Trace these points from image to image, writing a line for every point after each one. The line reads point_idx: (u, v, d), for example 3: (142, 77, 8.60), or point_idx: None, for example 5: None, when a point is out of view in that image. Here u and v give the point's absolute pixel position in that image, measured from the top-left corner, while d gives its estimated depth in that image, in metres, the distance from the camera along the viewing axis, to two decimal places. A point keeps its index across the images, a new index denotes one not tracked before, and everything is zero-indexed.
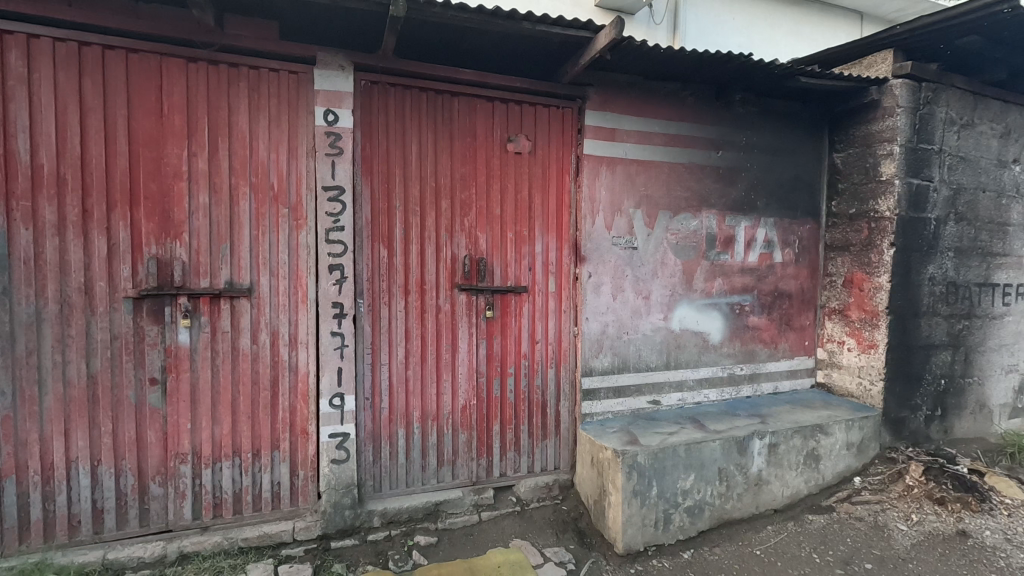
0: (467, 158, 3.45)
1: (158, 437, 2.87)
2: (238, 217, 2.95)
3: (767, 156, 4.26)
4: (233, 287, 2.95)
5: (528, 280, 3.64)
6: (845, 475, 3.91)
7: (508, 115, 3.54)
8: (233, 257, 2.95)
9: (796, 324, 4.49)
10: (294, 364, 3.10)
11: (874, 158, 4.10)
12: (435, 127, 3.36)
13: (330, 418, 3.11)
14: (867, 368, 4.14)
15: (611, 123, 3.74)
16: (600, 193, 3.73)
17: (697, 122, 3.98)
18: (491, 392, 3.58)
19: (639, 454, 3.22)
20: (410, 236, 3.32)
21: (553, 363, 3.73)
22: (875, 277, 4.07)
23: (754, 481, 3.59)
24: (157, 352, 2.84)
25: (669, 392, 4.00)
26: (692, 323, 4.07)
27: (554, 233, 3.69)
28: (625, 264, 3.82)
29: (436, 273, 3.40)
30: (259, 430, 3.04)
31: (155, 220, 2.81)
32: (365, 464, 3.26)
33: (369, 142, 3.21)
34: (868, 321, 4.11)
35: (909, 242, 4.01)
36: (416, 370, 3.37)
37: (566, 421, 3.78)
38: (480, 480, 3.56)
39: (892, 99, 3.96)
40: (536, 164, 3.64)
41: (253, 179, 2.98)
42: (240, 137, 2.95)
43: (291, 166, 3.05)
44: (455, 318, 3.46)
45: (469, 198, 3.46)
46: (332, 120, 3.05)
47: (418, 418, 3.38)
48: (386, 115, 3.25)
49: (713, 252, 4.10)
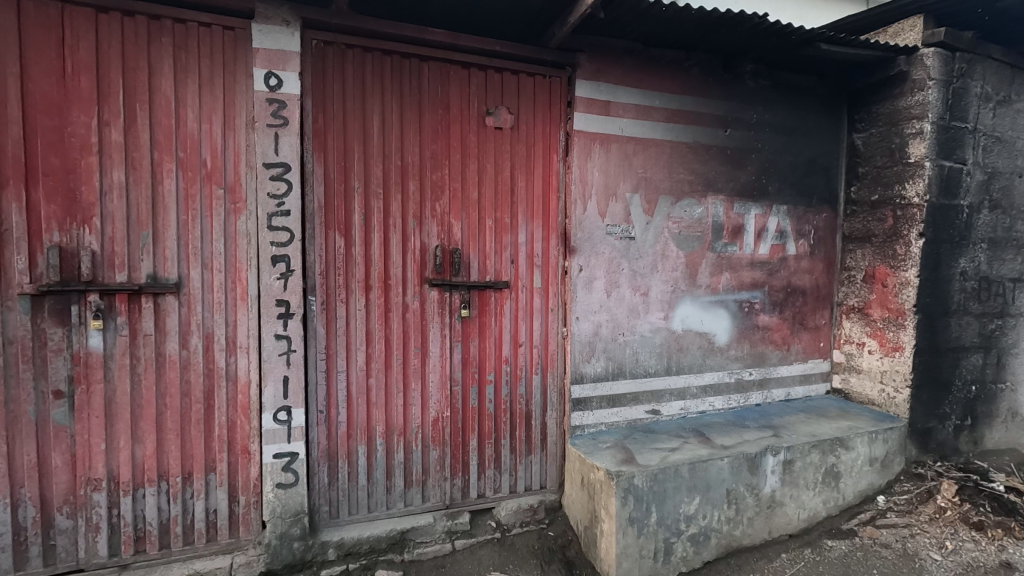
0: (438, 133, 2.99)
1: (65, 460, 2.41)
2: (162, 200, 2.49)
3: (779, 137, 3.80)
4: (157, 283, 2.49)
5: (510, 274, 3.18)
6: (867, 494, 3.48)
7: (487, 84, 3.08)
8: (155, 245, 2.49)
9: (810, 324, 4.04)
10: (232, 372, 2.64)
11: (900, 138, 3.65)
12: (400, 97, 2.90)
13: (274, 435, 2.67)
14: (890, 373, 3.72)
15: (605, 95, 3.28)
16: (592, 175, 3.27)
17: (702, 96, 3.52)
18: (468, 402, 3.13)
19: (636, 477, 2.78)
20: (371, 223, 2.86)
21: (539, 368, 3.28)
22: (900, 272, 3.64)
23: (766, 504, 3.15)
24: (62, 360, 2.38)
25: (670, 401, 3.56)
26: (696, 323, 3.62)
27: (540, 220, 3.24)
28: (620, 255, 3.37)
29: (403, 266, 2.95)
30: (191, 450, 2.59)
31: (58, 202, 2.35)
32: (318, 486, 2.81)
33: (322, 113, 2.75)
34: (892, 321, 3.69)
35: (939, 232, 3.58)
36: (379, 378, 2.91)
37: (553, 434, 3.33)
38: (455, 503, 3.11)
39: (923, 71, 3.51)
40: (519, 141, 3.18)
41: (181, 155, 2.52)
42: (164, 104, 2.48)
43: (226, 139, 2.58)
44: (426, 318, 3.01)
45: (440, 178, 3.00)
46: (274, 85, 2.58)
47: (382, 433, 2.93)
48: (342, 81, 2.78)
49: (720, 243, 3.65)
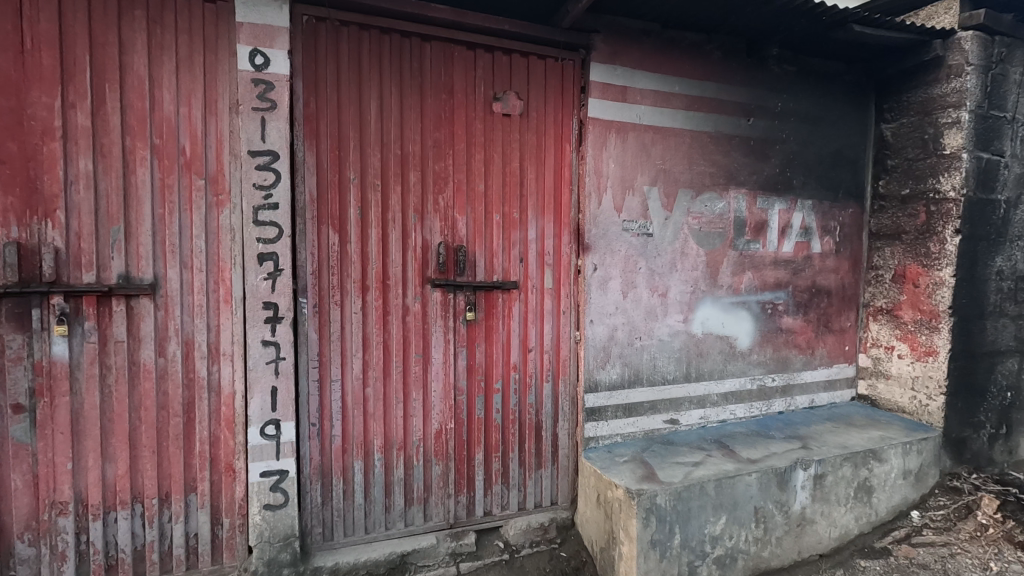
0: (441, 120, 2.74)
1: (26, 482, 2.16)
2: (135, 191, 2.24)
3: (805, 127, 3.56)
4: (130, 284, 2.23)
5: (519, 274, 2.93)
6: (900, 510, 3.25)
7: (494, 67, 2.84)
8: (128, 242, 2.24)
9: (835, 326, 3.80)
10: (215, 383, 2.39)
11: (934, 127, 3.42)
12: (399, 80, 2.65)
13: (262, 452, 2.41)
14: (922, 379, 3.49)
15: (621, 80, 3.03)
16: (607, 166, 3.03)
17: (724, 82, 3.28)
18: (473, 413, 2.88)
19: (658, 495, 2.55)
20: (368, 218, 2.61)
21: (550, 375, 3.04)
22: (934, 271, 3.41)
23: (796, 522, 2.92)
24: (22, 370, 2.13)
25: (689, 410, 3.32)
26: (717, 326, 3.39)
27: (551, 215, 2.99)
28: (637, 253, 3.13)
29: (403, 264, 2.70)
30: (168, 468, 2.34)
31: (15, 193, 2.09)
32: (310, 507, 2.57)
33: (315, 97, 2.50)
34: (925, 324, 3.46)
35: (975, 228, 3.35)
36: (376, 388, 2.67)
37: (565, 447, 3.09)
38: (459, 523, 2.87)
39: (960, 56, 3.27)
40: (528, 129, 2.93)
41: (156, 141, 2.26)
42: (137, 84, 2.22)
43: (207, 124, 2.33)
44: (427, 321, 2.76)
45: (444, 169, 2.76)
46: (260, 64, 2.32)
47: (380, 447, 2.69)
48: (337, 62, 2.53)
49: (742, 240, 3.41)
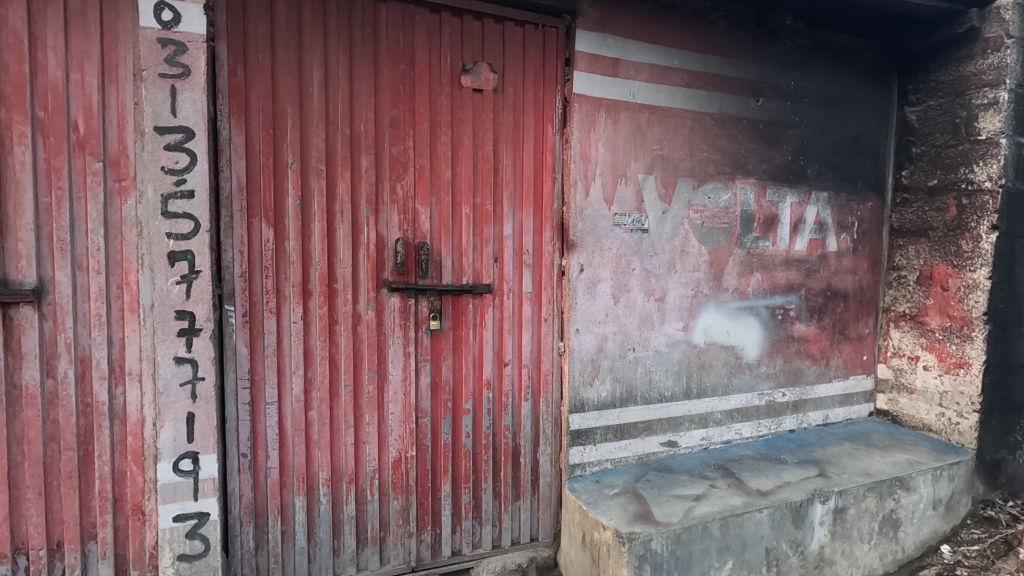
0: (399, 95, 2.33)
1: None
2: (13, 176, 1.82)
3: (820, 109, 3.16)
4: (6, 290, 1.82)
5: (493, 277, 2.53)
6: (929, 544, 2.87)
7: (464, 34, 2.42)
8: (4, 238, 1.82)
9: (852, 334, 3.40)
10: (119, 408, 1.98)
11: (967, 110, 3.01)
12: (349, 47, 2.23)
13: (174, 492, 1.98)
14: (951, 394, 3.10)
15: (613, 52, 2.62)
16: (596, 152, 2.62)
17: (730, 56, 2.87)
18: (438, 438, 2.48)
19: (654, 539, 2.15)
20: (310, 210, 2.20)
21: (529, 393, 2.63)
22: (966, 272, 3.01)
23: (813, 563, 2.53)
24: None
25: (690, 430, 2.92)
26: (721, 335, 2.98)
27: (530, 208, 2.58)
28: (631, 251, 2.73)
29: (353, 265, 2.28)
30: (61, 512, 1.93)
31: None
32: (240, 552, 2.16)
33: (244, 65, 2.08)
34: (954, 332, 3.07)
35: (1014, 224, 2.94)
36: (322, 411, 2.26)
37: (546, 474, 2.69)
38: (422, 566, 2.47)
39: (999, 27, 2.86)
40: (503, 108, 2.51)
41: (41, 114, 1.85)
42: (14, 43, 1.80)
43: (105, 95, 1.90)
44: (384, 332, 2.36)
45: (403, 153, 2.34)
46: (169, 20, 1.90)
47: (327, 480, 2.29)
48: (270, 23, 2.11)
49: (749, 237, 3.01)
